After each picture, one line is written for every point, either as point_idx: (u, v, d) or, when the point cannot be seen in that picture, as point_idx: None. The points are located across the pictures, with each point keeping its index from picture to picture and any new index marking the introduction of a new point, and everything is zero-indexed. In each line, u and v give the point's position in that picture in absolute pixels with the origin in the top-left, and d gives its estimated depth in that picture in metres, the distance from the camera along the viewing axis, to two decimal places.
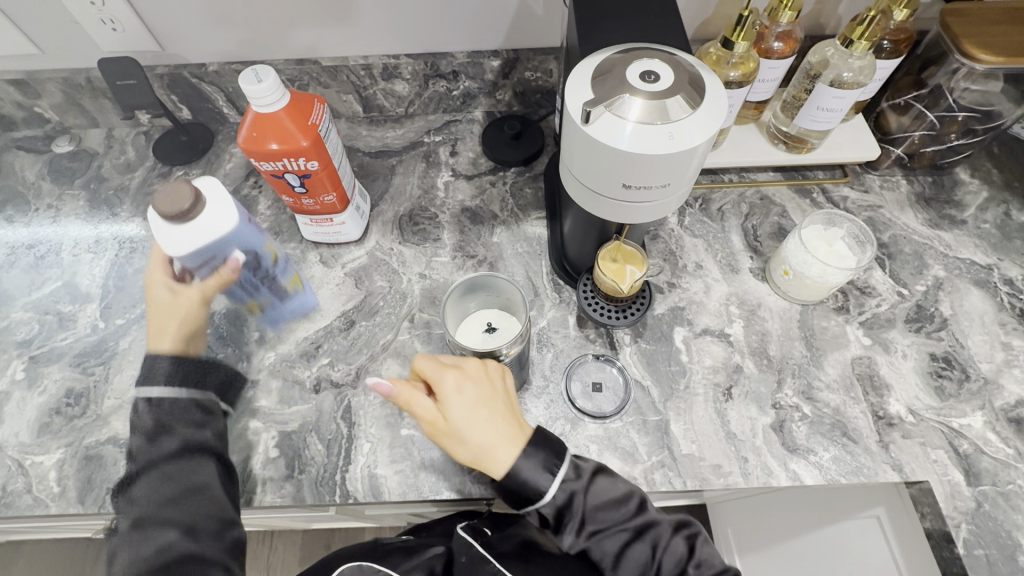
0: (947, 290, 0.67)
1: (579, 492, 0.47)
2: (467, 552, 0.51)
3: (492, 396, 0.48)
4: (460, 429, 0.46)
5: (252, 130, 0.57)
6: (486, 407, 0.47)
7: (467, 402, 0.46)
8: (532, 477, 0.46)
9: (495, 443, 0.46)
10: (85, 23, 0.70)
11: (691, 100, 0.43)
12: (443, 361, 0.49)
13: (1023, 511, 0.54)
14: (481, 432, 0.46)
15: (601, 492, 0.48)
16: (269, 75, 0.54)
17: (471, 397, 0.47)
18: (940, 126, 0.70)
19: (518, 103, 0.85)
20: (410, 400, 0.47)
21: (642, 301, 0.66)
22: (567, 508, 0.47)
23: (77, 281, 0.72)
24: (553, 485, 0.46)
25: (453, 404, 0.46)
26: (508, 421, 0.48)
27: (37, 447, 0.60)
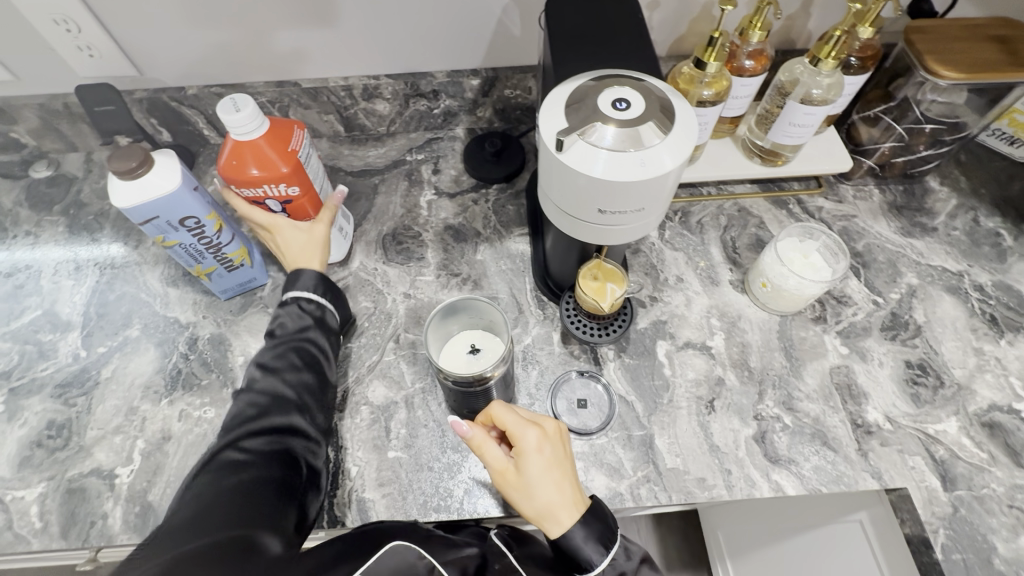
0: (920, 297, 0.69)
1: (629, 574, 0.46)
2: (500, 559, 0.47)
3: (564, 461, 0.48)
4: (530, 484, 0.45)
5: (233, 158, 0.57)
6: (559, 468, 0.47)
7: (542, 460, 0.46)
8: (584, 547, 0.45)
9: (561, 506, 0.45)
10: (62, 50, 0.70)
11: (662, 125, 0.44)
12: (522, 416, 0.49)
13: (997, 515, 0.55)
14: (549, 492, 0.45)
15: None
16: (247, 103, 0.54)
17: (548, 457, 0.46)
18: (908, 137, 0.72)
19: (498, 120, 0.86)
20: (483, 446, 0.47)
21: (624, 317, 0.67)
22: None
23: (57, 309, 0.72)
24: (605, 564, 0.45)
25: (528, 458, 0.46)
26: (575, 487, 0.47)
27: (18, 480, 0.59)
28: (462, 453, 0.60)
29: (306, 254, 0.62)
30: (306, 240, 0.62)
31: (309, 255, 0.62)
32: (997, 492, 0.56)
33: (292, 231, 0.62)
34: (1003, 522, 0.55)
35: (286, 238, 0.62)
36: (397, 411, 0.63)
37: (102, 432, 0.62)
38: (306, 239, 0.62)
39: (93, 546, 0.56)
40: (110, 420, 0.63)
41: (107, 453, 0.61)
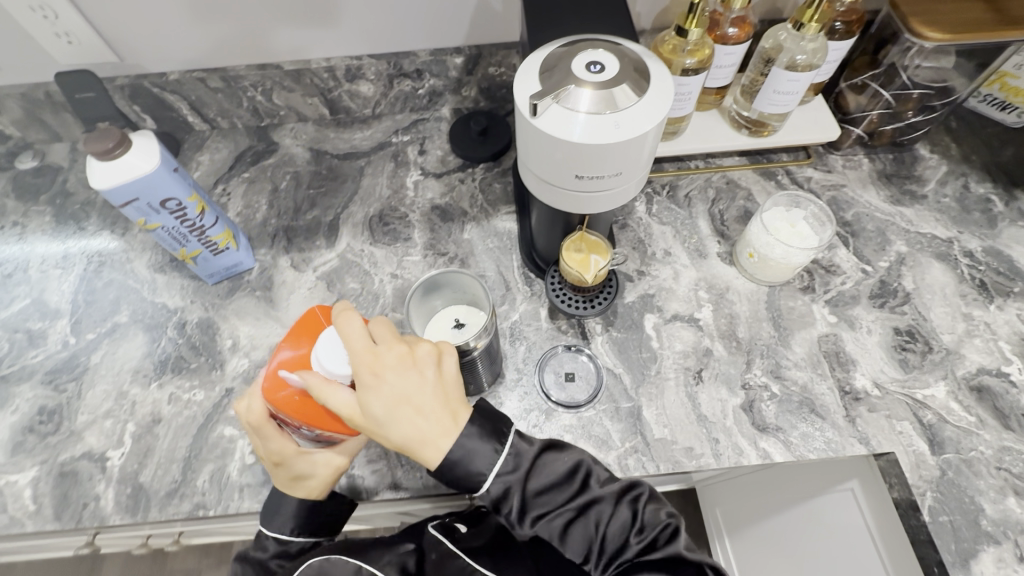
0: (910, 264, 0.69)
1: (516, 486, 0.43)
2: (435, 548, 0.53)
3: (417, 389, 0.42)
4: (380, 421, 0.41)
5: (297, 375, 0.44)
6: (409, 401, 0.41)
7: (387, 393, 0.41)
8: (467, 466, 0.42)
9: (422, 439, 0.41)
10: (40, 38, 0.69)
11: (637, 88, 0.44)
12: (359, 346, 0.42)
13: (984, 477, 0.55)
14: (401, 427, 0.41)
15: (539, 480, 0.44)
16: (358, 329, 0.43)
17: (391, 392, 0.41)
18: (895, 104, 0.71)
19: (484, 98, 0.85)
20: (324, 395, 0.42)
21: (609, 290, 0.67)
22: (504, 502, 0.44)
23: (46, 297, 0.72)
24: (486, 480, 0.43)
25: (369, 395, 0.41)
26: (439, 413, 0.42)
27: (11, 465, 0.60)
28: None
29: (308, 481, 0.50)
30: (315, 468, 0.50)
31: (315, 485, 0.50)
32: (985, 455, 0.56)
33: (301, 460, 0.50)
34: (990, 483, 0.55)
35: (290, 467, 0.50)
36: None
37: (93, 417, 0.62)
38: (312, 468, 0.50)
39: (86, 527, 0.56)
40: (100, 405, 0.63)
41: (98, 437, 0.61)
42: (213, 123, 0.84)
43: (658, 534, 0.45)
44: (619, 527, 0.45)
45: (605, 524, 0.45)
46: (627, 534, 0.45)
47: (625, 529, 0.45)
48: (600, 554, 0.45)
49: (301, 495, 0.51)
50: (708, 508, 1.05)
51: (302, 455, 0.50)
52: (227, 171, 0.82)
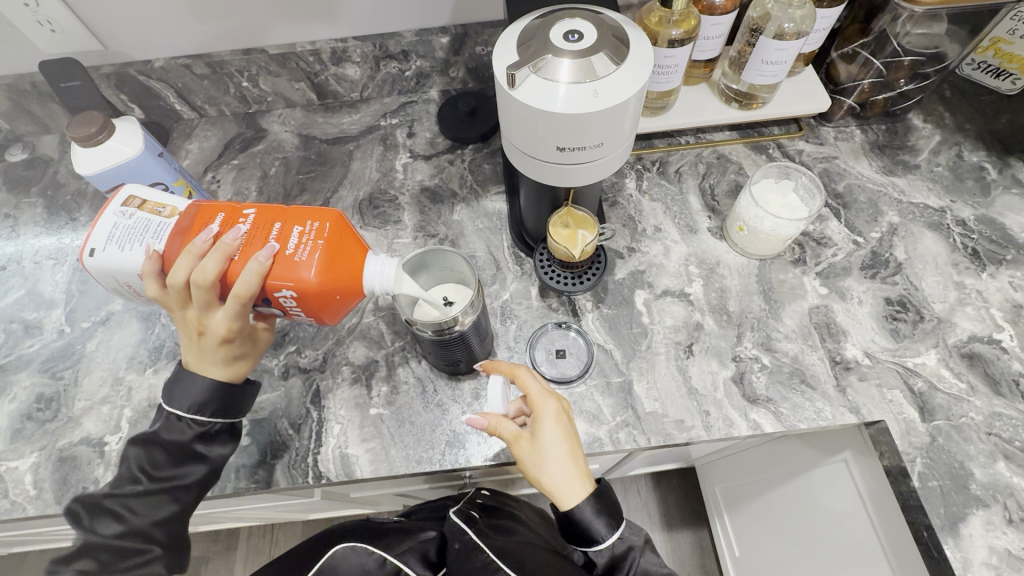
0: (902, 234, 0.68)
1: (637, 547, 0.49)
2: (461, 539, 0.56)
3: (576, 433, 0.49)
4: (547, 451, 0.47)
5: (339, 276, 0.48)
6: (566, 442, 0.47)
7: (559, 431, 0.47)
8: (589, 519, 0.46)
9: (573, 476, 0.46)
10: (22, 27, 0.69)
11: (616, 55, 0.43)
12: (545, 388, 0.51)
13: (974, 442, 0.56)
14: (561, 462, 0.46)
15: (652, 564, 0.49)
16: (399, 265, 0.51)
17: (564, 429, 0.48)
18: (887, 72, 0.70)
19: (472, 79, 0.84)
20: (499, 425, 0.49)
21: (598, 266, 0.67)
22: (621, 558, 0.48)
23: (40, 288, 0.72)
24: (613, 535, 0.47)
25: (544, 422, 0.48)
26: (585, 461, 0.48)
27: (10, 453, 0.61)
28: (443, 408, 0.61)
29: (238, 362, 0.52)
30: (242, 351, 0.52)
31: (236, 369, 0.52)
32: (976, 421, 0.57)
33: (246, 342, 0.52)
34: (980, 448, 0.55)
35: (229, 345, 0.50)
36: (378, 370, 0.63)
37: (90, 403, 0.63)
38: (242, 351, 0.52)
39: None
40: (97, 391, 0.64)
41: (96, 423, 0.62)
42: (201, 112, 0.83)
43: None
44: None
45: None
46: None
47: None
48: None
49: (220, 376, 0.51)
50: (706, 485, 1.06)
51: (248, 338, 0.52)
52: (217, 159, 0.81)
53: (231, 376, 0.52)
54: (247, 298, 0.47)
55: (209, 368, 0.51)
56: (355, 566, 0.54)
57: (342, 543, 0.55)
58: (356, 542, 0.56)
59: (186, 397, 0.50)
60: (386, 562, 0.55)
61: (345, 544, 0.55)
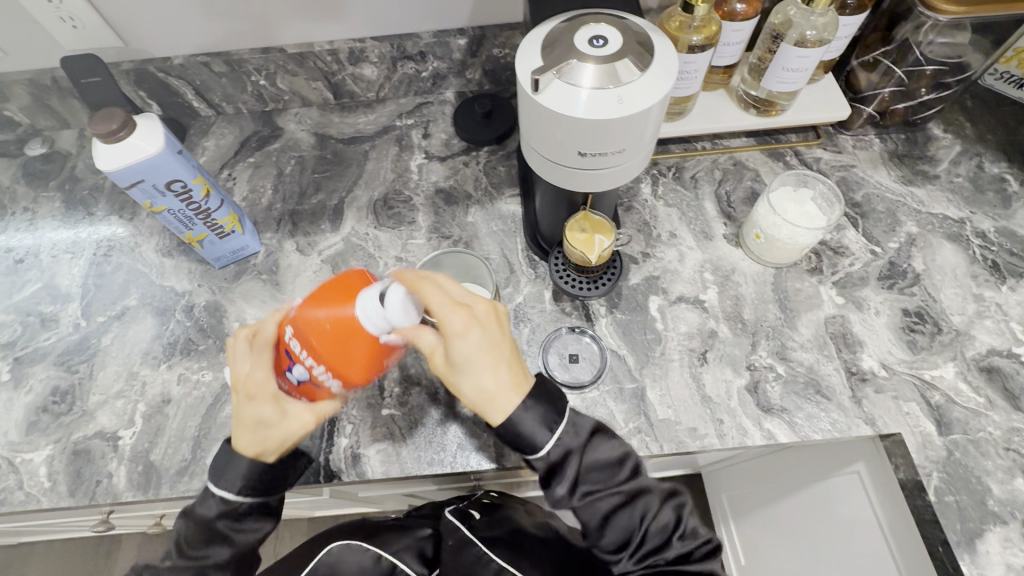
0: (920, 245, 0.68)
1: (576, 452, 0.46)
2: (454, 535, 0.54)
3: (499, 343, 0.46)
4: (462, 367, 0.45)
5: (319, 301, 0.43)
6: (481, 356, 0.45)
7: (474, 346, 0.44)
8: (531, 430, 0.45)
9: (495, 390, 0.45)
10: (45, 23, 0.69)
11: (641, 61, 0.43)
12: (453, 296, 0.45)
13: (993, 457, 0.55)
14: (480, 377, 0.45)
15: (597, 458, 0.47)
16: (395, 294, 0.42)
17: (479, 343, 0.45)
18: (908, 81, 0.70)
19: (488, 81, 0.84)
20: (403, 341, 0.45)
21: (613, 271, 0.67)
22: (562, 465, 0.46)
23: (57, 281, 0.73)
24: (550, 442, 0.45)
25: (449, 335, 0.44)
26: (512, 369, 0.46)
27: (26, 444, 0.61)
28: (456, 410, 0.60)
29: (264, 435, 0.48)
30: (271, 423, 0.48)
31: (267, 445, 0.48)
32: (994, 435, 0.56)
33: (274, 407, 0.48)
34: (998, 464, 0.55)
35: (253, 410, 0.48)
36: (391, 371, 0.63)
37: (104, 397, 0.64)
38: (272, 423, 0.48)
39: (101, 504, 0.58)
40: (112, 385, 0.64)
41: (110, 417, 0.62)
42: (218, 109, 0.84)
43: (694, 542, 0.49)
44: (662, 524, 0.48)
45: (650, 518, 0.47)
46: (668, 533, 0.48)
47: (666, 530, 0.48)
48: (635, 543, 0.48)
49: (248, 446, 0.48)
50: (712, 492, 1.05)
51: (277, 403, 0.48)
52: (233, 156, 0.82)
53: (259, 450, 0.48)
54: (268, 339, 0.49)
55: (241, 437, 0.49)
56: (352, 564, 0.54)
57: (338, 540, 0.55)
58: (350, 540, 0.55)
59: (230, 478, 0.48)
60: (381, 560, 0.54)
61: (341, 542, 0.55)
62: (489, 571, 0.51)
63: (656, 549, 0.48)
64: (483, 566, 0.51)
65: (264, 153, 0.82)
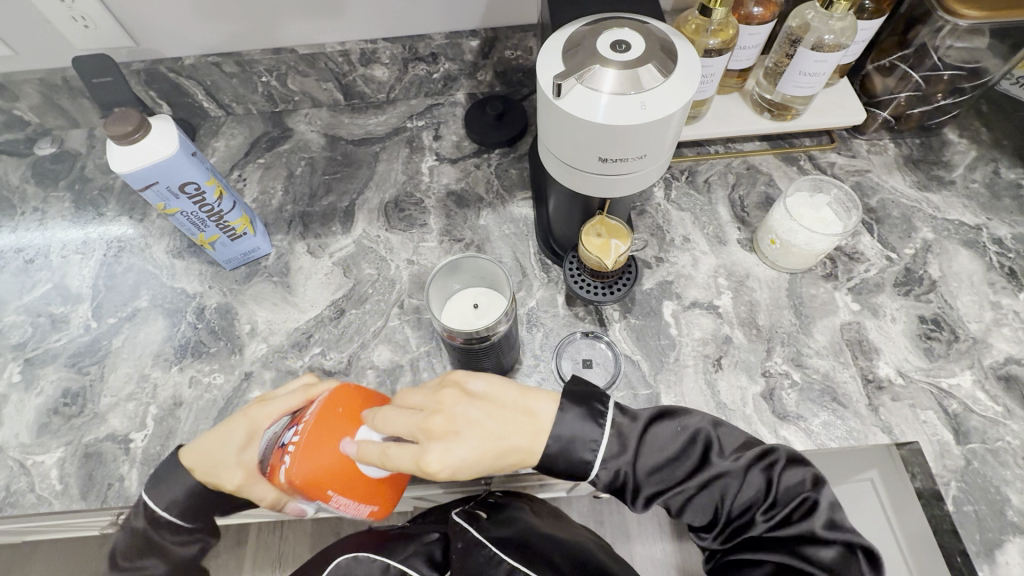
0: (936, 252, 0.67)
1: (624, 468, 0.46)
2: (462, 536, 0.52)
3: (484, 424, 0.46)
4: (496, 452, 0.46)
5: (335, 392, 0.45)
6: (489, 429, 0.46)
7: (467, 448, 0.45)
8: (576, 431, 0.46)
9: (529, 443, 0.46)
10: (57, 23, 0.69)
11: (663, 67, 0.43)
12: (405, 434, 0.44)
13: (1011, 467, 0.55)
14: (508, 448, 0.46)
15: (652, 460, 0.46)
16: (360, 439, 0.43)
17: (469, 443, 0.45)
18: (925, 86, 0.69)
19: (499, 83, 0.83)
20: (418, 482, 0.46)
21: (628, 276, 0.64)
22: (618, 482, 0.47)
23: (67, 282, 0.72)
24: (596, 466, 0.46)
25: (447, 446, 0.45)
26: (520, 423, 0.47)
27: (37, 446, 0.61)
28: None
29: (211, 464, 0.50)
30: (223, 458, 0.49)
31: (204, 470, 0.50)
32: (1012, 445, 0.56)
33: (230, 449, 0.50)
34: (1017, 474, 0.54)
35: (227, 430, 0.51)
36: (403, 375, 0.63)
37: (116, 400, 0.63)
38: (222, 465, 0.49)
39: (111, 507, 0.58)
40: (123, 388, 0.64)
41: (122, 419, 0.62)
42: (228, 109, 0.83)
43: (790, 508, 0.45)
44: (747, 498, 0.45)
45: (730, 495, 0.46)
46: (756, 506, 0.45)
47: (754, 500, 0.45)
48: (722, 521, 0.46)
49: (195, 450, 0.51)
50: None
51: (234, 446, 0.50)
52: (243, 157, 0.81)
53: (194, 464, 0.51)
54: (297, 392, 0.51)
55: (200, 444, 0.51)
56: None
57: (345, 552, 0.53)
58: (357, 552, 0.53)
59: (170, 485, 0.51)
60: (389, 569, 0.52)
61: (349, 555, 0.53)
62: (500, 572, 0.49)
63: (745, 525, 0.46)
64: (494, 567, 0.49)
65: (274, 155, 0.81)
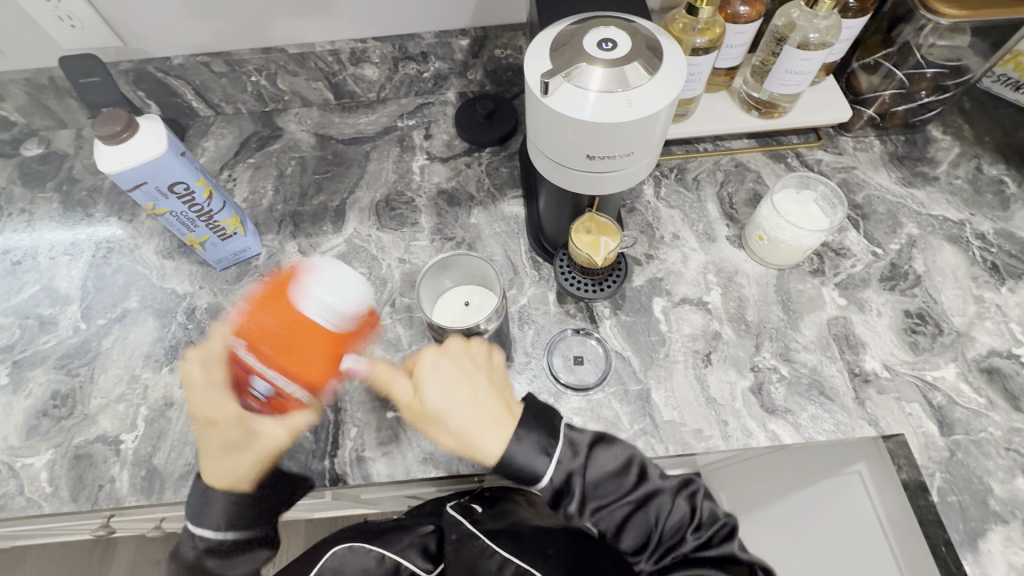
0: (921, 247, 0.68)
1: (576, 472, 0.48)
2: (457, 529, 0.51)
3: (466, 386, 0.50)
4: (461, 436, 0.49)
5: (265, 309, 0.47)
6: (460, 395, 0.50)
7: (440, 390, 0.50)
8: (527, 460, 0.48)
9: (477, 428, 0.49)
10: (44, 22, 0.68)
11: (650, 65, 0.43)
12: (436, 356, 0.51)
13: (994, 457, 0.56)
14: (464, 415, 0.49)
15: (598, 475, 0.49)
16: (341, 296, 0.48)
17: (447, 374, 0.50)
18: (909, 83, 0.70)
19: (490, 81, 0.84)
20: (390, 378, 0.54)
21: (618, 273, 0.67)
22: (565, 488, 0.48)
23: (56, 283, 0.72)
24: (549, 467, 0.48)
25: (425, 388, 0.51)
26: (490, 406, 0.50)
27: (26, 449, 0.61)
28: None
29: (244, 466, 0.51)
30: (248, 450, 0.52)
31: (237, 472, 0.51)
32: (994, 436, 0.57)
33: (240, 430, 0.51)
34: (999, 464, 0.55)
35: (218, 432, 0.51)
36: None
37: (106, 401, 0.63)
38: (256, 456, 0.52)
39: (102, 509, 0.57)
40: (113, 389, 0.64)
41: (112, 421, 0.62)
42: (217, 108, 0.83)
43: (712, 530, 0.51)
44: (674, 521, 0.51)
45: (663, 516, 0.50)
46: (684, 528, 0.51)
47: (683, 522, 0.51)
48: (654, 541, 0.51)
49: (217, 478, 0.51)
50: None
51: (235, 425, 0.52)
52: (233, 157, 0.81)
53: (235, 484, 0.51)
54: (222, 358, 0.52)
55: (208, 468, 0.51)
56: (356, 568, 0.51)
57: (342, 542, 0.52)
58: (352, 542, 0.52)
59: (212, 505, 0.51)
60: (384, 559, 0.52)
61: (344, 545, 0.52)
62: (492, 566, 0.49)
63: (674, 545, 0.51)
64: (488, 559, 0.49)
65: (264, 154, 0.81)
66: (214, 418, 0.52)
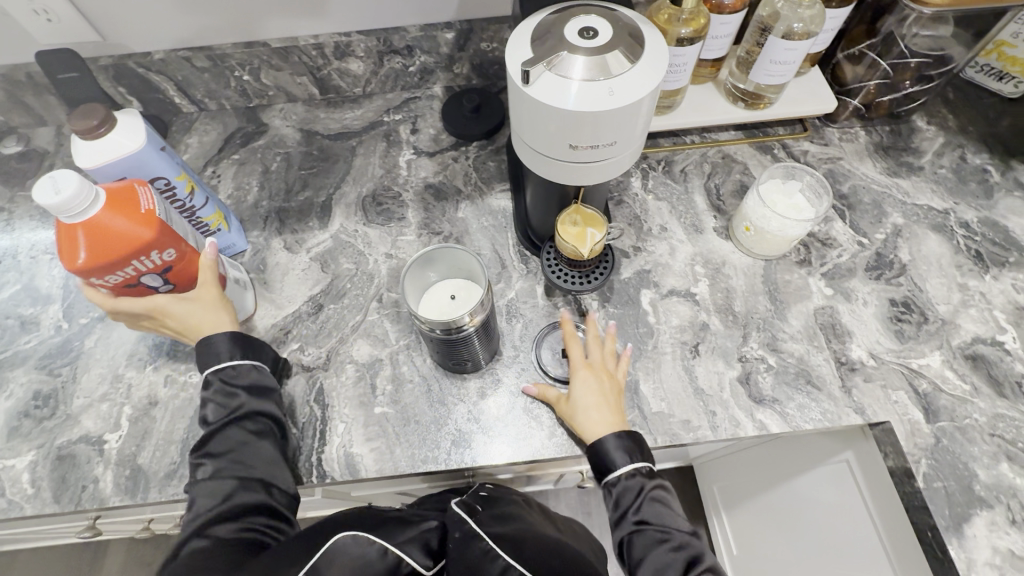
0: (906, 236, 0.68)
1: (645, 485, 0.51)
2: (460, 527, 0.48)
3: (603, 393, 0.56)
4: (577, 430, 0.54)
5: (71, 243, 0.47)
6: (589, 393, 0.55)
7: (581, 386, 0.56)
8: (612, 448, 0.52)
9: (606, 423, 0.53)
10: (19, 16, 0.67)
11: (632, 53, 0.43)
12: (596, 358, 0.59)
13: (978, 443, 0.56)
14: (590, 412, 0.54)
15: (661, 503, 0.51)
16: (70, 179, 0.45)
17: (589, 383, 0.56)
18: (893, 73, 0.70)
19: (476, 75, 0.83)
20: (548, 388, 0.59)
21: (605, 265, 0.66)
22: (630, 492, 0.51)
23: (37, 283, 0.71)
24: (626, 464, 0.51)
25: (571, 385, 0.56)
26: (615, 415, 0.54)
27: (7, 451, 0.60)
28: (449, 407, 0.60)
29: (212, 312, 0.55)
30: (203, 305, 0.55)
31: (218, 310, 0.56)
32: (979, 422, 0.57)
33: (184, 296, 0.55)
34: (983, 450, 0.56)
35: (178, 311, 0.54)
36: (382, 369, 0.63)
37: (89, 401, 0.62)
38: (211, 302, 0.56)
39: (86, 509, 0.56)
40: (96, 388, 0.63)
41: (95, 421, 0.61)
42: (201, 105, 0.82)
43: None
44: None
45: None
46: None
47: None
48: None
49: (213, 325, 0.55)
50: (704, 485, 1.05)
51: (177, 298, 0.55)
52: (217, 153, 0.80)
53: (220, 325, 0.55)
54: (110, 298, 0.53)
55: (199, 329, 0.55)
56: (354, 559, 0.43)
57: (343, 529, 0.45)
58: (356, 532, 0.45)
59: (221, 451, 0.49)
60: (387, 553, 0.45)
61: (348, 533, 0.45)
62: (496, 568, 0.44)
63: None
64: (490, 562, 0.45)
65: (249, 151, 0.80)
66: (166, 310, 0.55)
